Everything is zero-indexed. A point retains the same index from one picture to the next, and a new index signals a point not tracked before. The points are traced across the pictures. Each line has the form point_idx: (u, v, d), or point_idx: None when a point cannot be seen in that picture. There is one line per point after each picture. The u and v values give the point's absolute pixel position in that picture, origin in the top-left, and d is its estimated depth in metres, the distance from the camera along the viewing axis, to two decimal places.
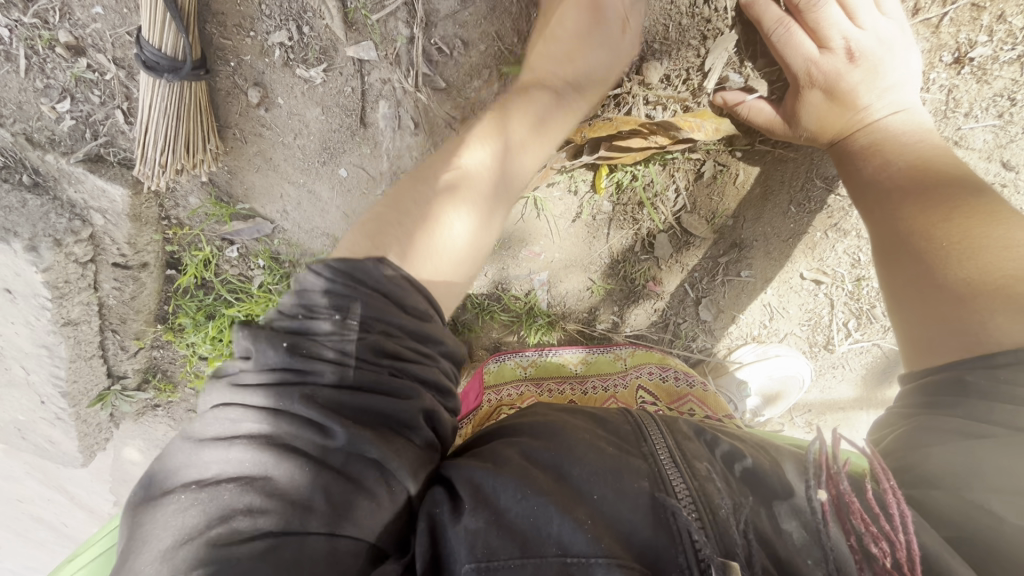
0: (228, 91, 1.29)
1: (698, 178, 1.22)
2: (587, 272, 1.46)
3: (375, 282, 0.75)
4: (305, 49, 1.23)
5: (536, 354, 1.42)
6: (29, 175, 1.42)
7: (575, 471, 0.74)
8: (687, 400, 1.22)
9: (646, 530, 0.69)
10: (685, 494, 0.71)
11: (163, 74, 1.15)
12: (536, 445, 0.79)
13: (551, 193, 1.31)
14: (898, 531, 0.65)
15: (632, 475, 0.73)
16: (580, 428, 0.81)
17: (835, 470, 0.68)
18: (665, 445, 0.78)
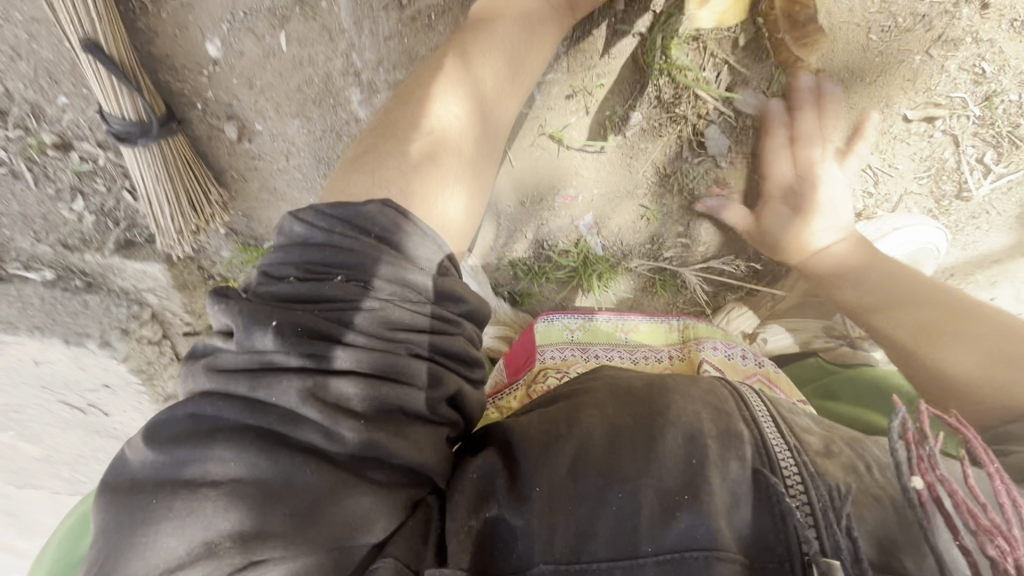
0: (208, 135, 1.22)
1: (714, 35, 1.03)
2: (636, 200, 1.28)
3: (386, 227, 0.64)
4: (260, 65, 1.09)
5: (586, 316, 1.12)
6: (80, 279, 1.48)
7: (666, 433, 0.59)
8: (756, 380, 0.96)
9: (746, 512, 0.54)
10: (796, 482, 0.54)
11: (138, 141, 1.10)
12: (622, 411, 0.63)
13: (566, 123, 1.14)
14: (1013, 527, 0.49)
15: (731, 442, 0.58)
16: (673, 388, 0.65)
17: (927, 451, 0.53)
18: (766, 410, 0.62)
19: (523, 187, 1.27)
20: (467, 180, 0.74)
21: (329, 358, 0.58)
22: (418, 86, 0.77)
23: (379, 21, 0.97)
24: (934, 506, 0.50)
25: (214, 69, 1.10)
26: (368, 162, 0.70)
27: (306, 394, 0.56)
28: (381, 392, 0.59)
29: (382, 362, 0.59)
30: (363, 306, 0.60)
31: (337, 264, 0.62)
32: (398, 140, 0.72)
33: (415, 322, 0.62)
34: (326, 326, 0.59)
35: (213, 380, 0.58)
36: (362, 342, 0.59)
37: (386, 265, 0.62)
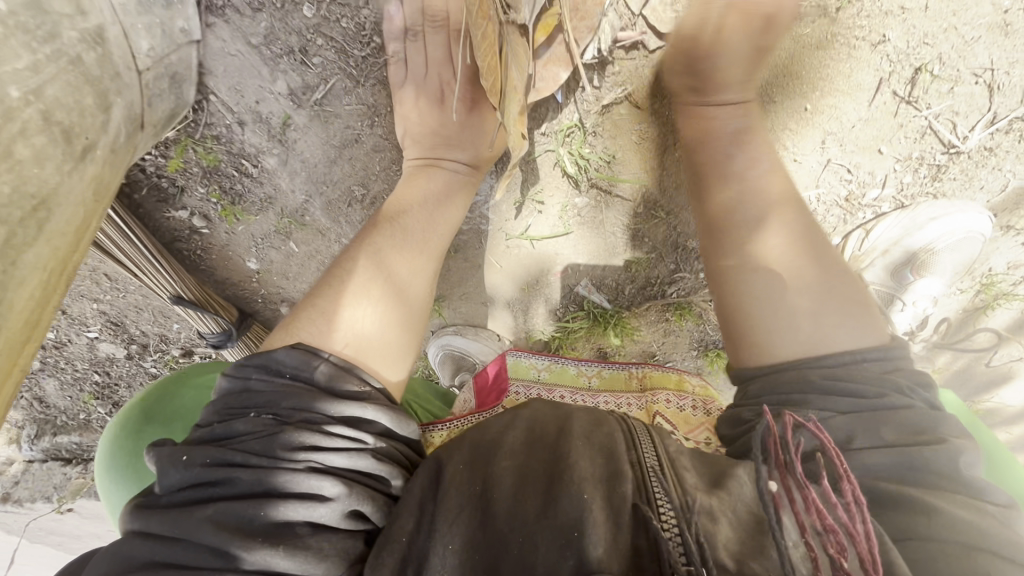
0: (272, 316, 1.55)
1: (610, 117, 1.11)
2: (619, 257, 1.37)
3: (293, 366, 0.74)
4: (287, 264, 1.37)
5: (553, 358, 1.20)
6: None
7: (568, 474, 0.66)
8: (706, 428, 1.00)
9: (627, 538, 0.60)
10: (671, 520, 0.60)
11: (227, 344, 1.46)
12: (536, 458, 0.70)
13: (527, 224, 1.29)
14: (855, 520, 0.57)
15: (618, 481, 0.65)
16: (576, 433, 0.72)
17: (785, 458, 0.63)
18: (656, 453, 0.70)
19: (518, 276, 1.43)
20: (382, 314, 0.84)
21: (232, 483, 0.65)
22: (328, 287, 0.85)
23: (349, 212, 1.18)
24: (786, 506, 0.59)
25: (259, 275, 1.42)
26: (307, 308, 0.82)
27: (211, 524, 0.62)
28: (279, 513, 0.64)
29: (282, 482, 0.65)
30: (262, 434, 0.68)
31: (248, 404, 0.71)
32: (335, 292, 0.84)
33: (313, 441, 0.68)
34: (228, 456, 0.66)
35: (139, 511, 0.66)
36: (263, 467, 0.66)
37: (287, 395, 0.71)
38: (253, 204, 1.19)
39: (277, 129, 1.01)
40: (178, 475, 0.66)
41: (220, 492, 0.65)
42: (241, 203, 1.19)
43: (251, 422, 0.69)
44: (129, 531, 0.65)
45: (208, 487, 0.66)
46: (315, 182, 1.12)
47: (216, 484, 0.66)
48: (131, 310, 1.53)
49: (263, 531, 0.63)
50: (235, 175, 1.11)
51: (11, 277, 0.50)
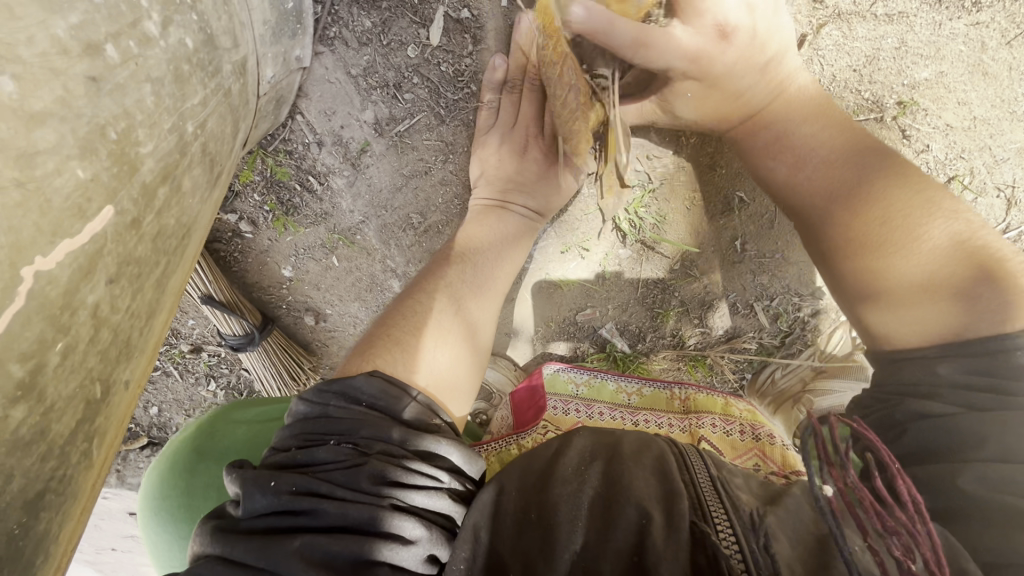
0: (294, 323, 1.54)
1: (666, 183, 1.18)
2: (648, 306, 1.42)
3: (370, 395, 0.76)
4: (322, 275, 1.38)
5: (592, 373, 1.32)
6: None
7: (626, 498, 0.70)
8: (748, 452, 1.07)
9: (684, 555, 0.63)
10: (730, 537, 0.64)
11: (246, 347, 1.44)
12: (590, 481, 0.73)
13: (566, 267, 1.33)
14: (914, 520, 0.64)
15: (673, 501, 0.69)
16: (628, 458, 0.76)
17: (837, 458, 0.72)
18: (707, 473, 0.75)
19: (546, 314, 1.47)
20: (454, 348, 0.88)
21: (315, 513, 0.67)
22: (399, 323, 0.88)
23: (401, 237, 1.21)
24: (848, 513, 0.65)
25: (291, 282, 1.42)
26: (381, 333, 0.87)
27: (299, 557, 0.62)
28: (362, 548, 0.65)
29: (368, 515, 0.67)
30: (346, 464, 0.70)
31: (328, 431, 0.73)
32: (411, 323, 0.88)
33: (396, 476, 0.70)
34: (314, 486, 0.68)
35: (221, 536, 0.67)
36: (348, 498, 0.67)
37: (366, 424, 0.73)
38: (306, 218, 1.19)
39: (354, 153, 1.03)
40: (263, 499, 0.67)
41: (304, 523, 0.66)
42: (295, 215, 1.18)
43: (333, 451, 0.71)
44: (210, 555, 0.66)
45: (293, 515, 0.67)
46: (376, 207, 1.14)
47: (301, 513, 0.67)
48: None
49: (347, 568, 0.63)
50: (298, 189, 1.12)
51: (161, 302, 0.52)
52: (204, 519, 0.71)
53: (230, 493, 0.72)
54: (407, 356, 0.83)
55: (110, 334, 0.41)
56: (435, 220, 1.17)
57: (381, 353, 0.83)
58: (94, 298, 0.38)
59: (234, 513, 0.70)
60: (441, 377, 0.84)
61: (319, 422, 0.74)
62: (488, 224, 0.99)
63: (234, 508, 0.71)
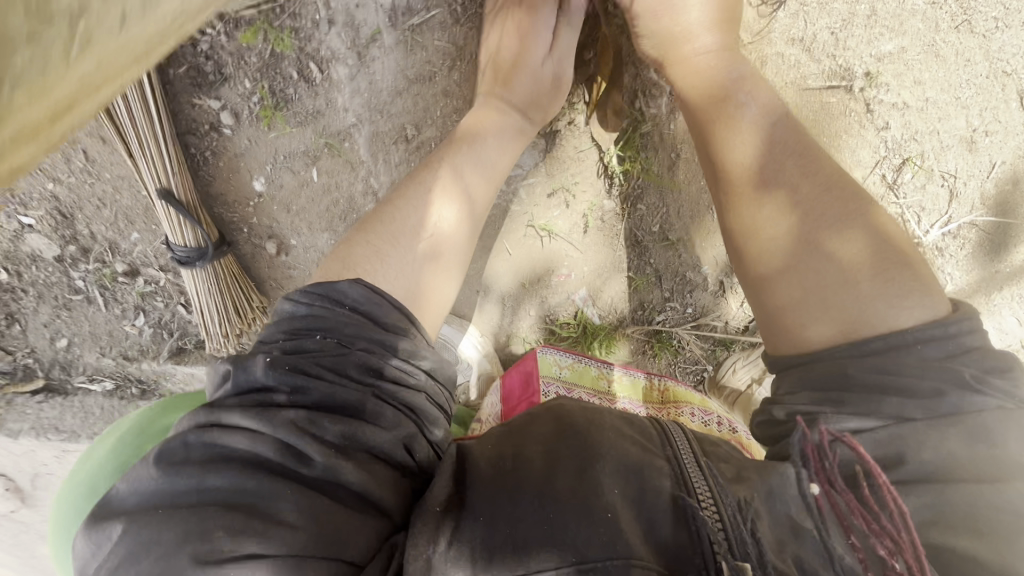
0: (252, 252, 1.45)
1: (655, 136, 1.19)
2: (623, 272, 1.44)
3: (354, 299, 0.86)
4: (295, 193, 1.31)
5: (576, 357, 1.34)
6: (136, 386, 1.64)
7: (604, 471, 0.71)
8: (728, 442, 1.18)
9: (665, 529, 0.67)
10: (708, 505, 0.67)
11: (195, 262, 1.31)
12: (562, 449, 0.74)
13: (551, 214, 1.33)
14: (901, 530, 0.63)
15: (654, 475, 0.71)
16: (601, 425, 0.77)
17: (828, 464, 0.70)
18: (689, 449, 0.76)
19: (520, 272, 1.45)
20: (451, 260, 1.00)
21: (304, 393, 0.77)
22: (381, 235, 0.97)
23: (390, 152, 1.19)
24: (830, 514, 0.66)
25: (259, 200, 1.34)
26: (366, 254, 0.95)
27: (293, 426, 0.73)
28: (350, 428, 0.75)
29: (352, 402, 0.78)
30: (335, 351, 0.80)
31: (315, 327, 0.83)
32: (390, 239, 0.96)
33: (382, 369, 0.82)
34: (307, 368, 0.78)
35: (211, 407, 0.77)
36: (338, 382, 0.78)
37: (351, 323, 0.84)
38: (296, 115, 1.15)
39: (363, 39, 1.04)
40: (257, 375, 0.78)
41: (295, 399, 0.76)
42: (286, 110, 1.15)
43: (319, 342, 0.82)
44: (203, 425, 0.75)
45: (280, 400, 0.76)
46: (372, 110, 1.13)
47: (293, 390, 0.77)
48: (89, 204, 1.36)
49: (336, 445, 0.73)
50: (294, 77, 1.09)
51: None
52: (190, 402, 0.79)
53: (221, 375, 0.82)
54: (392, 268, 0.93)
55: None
56: (431, 133, 1.16)
57: (363, 263, 0.92)
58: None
59: (223, 396, 0.79)
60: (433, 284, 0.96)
61: (303, 323, 0.84)
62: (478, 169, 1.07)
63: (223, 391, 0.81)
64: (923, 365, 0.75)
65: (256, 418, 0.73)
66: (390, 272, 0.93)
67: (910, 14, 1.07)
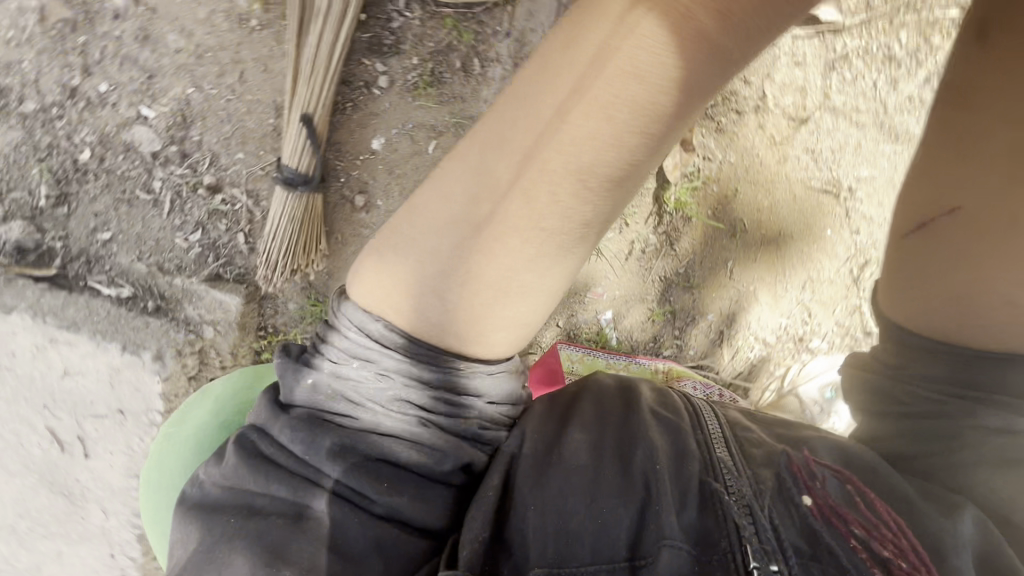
0: (336, 202, 1.60)
1: (703, 192, 1.55)
2: (646, 303, 1.69)
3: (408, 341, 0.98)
4: (405, 159, 1.54)
5: (585, 351, 1.65)
6: (153, 301, 1.58)
7: (646, 459, 1.02)
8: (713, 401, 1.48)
9: (693, 514, 0.98)
10: (732, 487, 0.99)
11: (298, 186, 1.45)
12: (609, 437, 1.06)
13: (606, 235, 1.60)
14: (893, 531, 0.95)
15: (688, 464, 1.02)
16: (642, 420, 1.07)
17: (816, 484, 1.00)
18: (717, 438, 1.06)
19: None
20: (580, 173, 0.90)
21: (381, 411, 0.97)
22: (519, 121, 0.91)
23: None
24: (823, 517, 0.97)
25: (370, 156, 1.54)
26: (494, 141, 0.93)
27: (377, 435, 0.97)
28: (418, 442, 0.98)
29: (415, 421, 0.98)
30: (397, 388, 0.97)
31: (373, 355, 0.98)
32: (503, 147, 0.91)
33: (437, 405, 0.98)
34: (374, 395, 0.97)
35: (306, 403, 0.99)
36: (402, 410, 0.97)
37: (410, 366, 0.98)
38: (443, 95, 1.44)
39: (522, 55, 1.38)
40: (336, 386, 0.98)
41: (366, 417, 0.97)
42: (437, 88, 1.44)
43: (381, 378, 0.97)
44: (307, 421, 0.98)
45: (360, 412, 0.97)
46: None
47: (366, 409, 0.97)
48: (215, 116, 1.51)
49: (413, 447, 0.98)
50: (456, 66, 1.41)
51: None
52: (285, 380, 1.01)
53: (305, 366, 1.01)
54: (497, 198, 0.92)
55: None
56: None
57: (483, 170, 0.93)
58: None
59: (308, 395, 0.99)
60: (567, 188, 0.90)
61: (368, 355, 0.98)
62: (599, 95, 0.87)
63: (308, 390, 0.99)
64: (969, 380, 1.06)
65: (347, 421, 0.97)
66: (509, 204, 0.92)
67: (881, 155, 1.55)
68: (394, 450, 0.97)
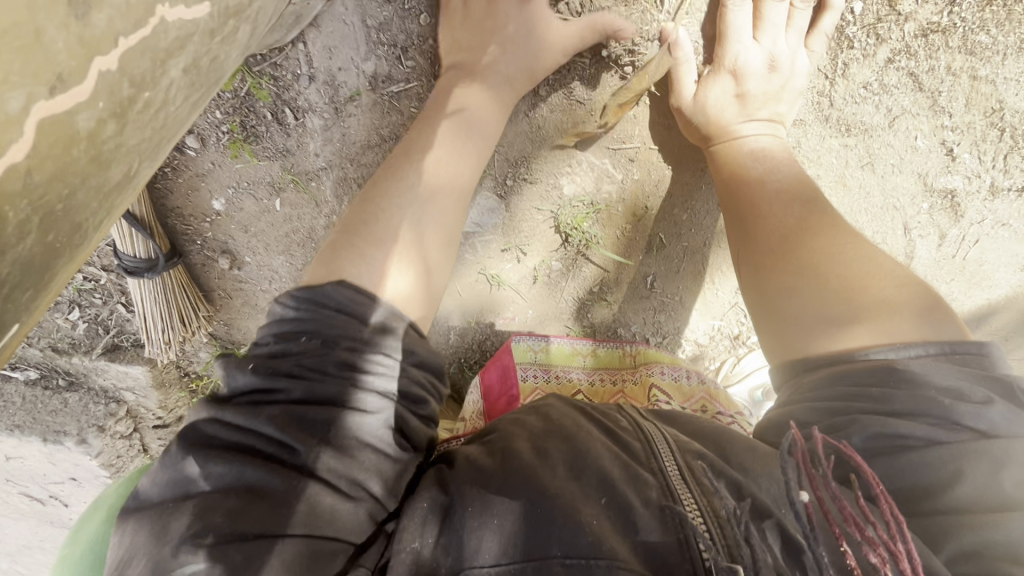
0: (203, 263, 1.45)
1: (606, 211, 1.29)
2: (562, 322, 1.53)
3: (339, 300, 0.81)
4: (255, 216, 1.33)
5: (547, 340, 1.49)
6: (62, 378, 1.60)
7: (588, 474, 0.75)
8: (698, 399, 1.42)
9: (654, 536, 0.69)
10: (695, 509, 0.70)
11: (144, 274, 1.30)
12: (553, 446, 0.79)
13: (503, 266, 1.40)
14: (897, 538, 0.57)
15: (642, 485, 0.74)
16: (593, 435, 0.82)
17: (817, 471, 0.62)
18: (675, 460, 0.78)
19: (467, 309, 1.49)
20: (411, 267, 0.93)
21: (287, 389, 0.74)
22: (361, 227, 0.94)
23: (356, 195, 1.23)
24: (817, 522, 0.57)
25: (217, 217, 1.34)
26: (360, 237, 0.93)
27: (277, 421, 0.72)
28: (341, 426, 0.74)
29: (342, 391, 0.75)
30: (319, 352, 0.77)
31: (301, 329, 0.79)
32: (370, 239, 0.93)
33: (365, 365, 0.78)
34: (289, 370, 0.76)
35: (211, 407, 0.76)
36: (321, 383, 0.75)
37: (338, 324, 0.79)
38: (266, 150, 1.17)
39: (342, 98, 1.09)
40: (246, 377, 0.76)
41: (276, 399, 0.74)
42: (255, 144, 1.16)
43: (304, 344, 0.78)
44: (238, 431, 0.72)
45: (261, 388, 0.75)
46: (342, 157, 1.17)
47: (278, 392, 0.75)
48: None
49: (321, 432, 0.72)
50: (268, 118, 1.12)
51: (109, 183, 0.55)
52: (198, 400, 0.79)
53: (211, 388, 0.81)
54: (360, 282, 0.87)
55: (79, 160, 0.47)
56: None
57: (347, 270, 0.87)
58: (84, 123, 0.46)
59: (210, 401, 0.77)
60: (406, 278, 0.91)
61: (288, 334, 0.80)
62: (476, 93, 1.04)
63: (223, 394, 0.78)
64: (905, 387, 0.74)
65: (245, 409, 0.73)
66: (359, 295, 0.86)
67: (827, 151, 1.14)
68: (290, 446, 0.71)
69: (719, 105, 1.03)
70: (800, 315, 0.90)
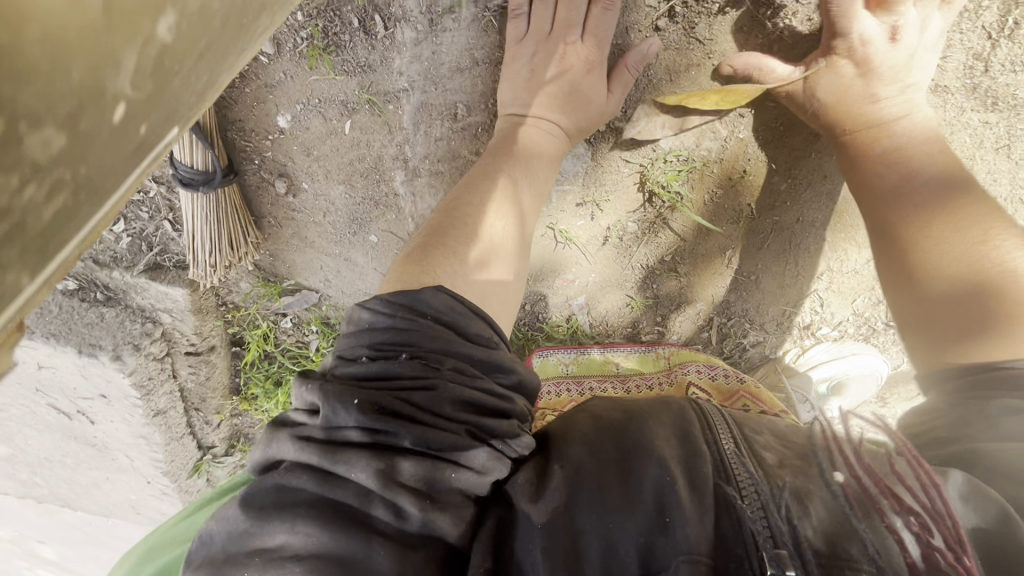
0: (257, 186, 1.37)
1: (697, 170, 1.19)
2: (624, 289, 1.45)
3: (436, 309, 0.83)
4: (320, 140, 1.24)
5: (580, 351, 1.45)
6: (101, 292, 1.55)
7: (644, 462, 0.64)
8: (739, 397, 1.24)
9: (699, 523, 0.58)
10: (751, 492, 0.59)
11: (199, 187, 1.21)
12: (608, 446, 0.68)
13: (574, 222, 1.31)
14: (938, 503, 0.55)
15: (693, 465, 0.63)
16: (646, 415, 0.70)
17: (854, 447, 0.61)
18: (730, 437, 0.66)
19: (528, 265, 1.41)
20: (512, 215, 0.99)
21: (395, 436, 0.71)
22: (474, 190, 0.99)
23: (434, 125, 1.14)
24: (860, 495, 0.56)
25: (280, 136, 1.25)
26: (468, 199, 0.98)
27: (381, 468, 0.68)
28: (448, 476, 0.71)
29: (450, 442, 0.72)
30: (423, 371, 0.77)
31: (398, 342, 0.80)
32: (477, 199, 0.98)
33: (468, 396, 0.76)
34: (396, 409, 0.73)
35: (297, 442, 0.73)
36: (428, 425, 0.73)
37: (435, 339, 0.80)
38: (345, 63, 1.08)
39: (439, 9, 1.00)
40: (343, 415, 0.71)
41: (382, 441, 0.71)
42: (335, 55, 1.07)
43: (405, 367, 0.77)
44: (293, 462, 0.72)
45: (353, 428, 0.72)
46: (428, 80, 1.07)
47: (385, 433, 0.71)
48: None
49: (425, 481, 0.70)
50: (354, 25, 1.04)
51: None
52: (275, 427, 0.77)
53: (275, 420, 0.78)
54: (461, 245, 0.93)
55: (155, 77, 0.40)
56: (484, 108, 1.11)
57: (451, 240, 0.93)
58: None
59: (285, 433, 0.74)
60: (500, 240, 0.97)
61: (383, 350, 0.80)
62: (591, 79, 1.02)
63: (302, 423, 0.75)
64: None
65: (334, 458, 0.70)
66: (461, 262, 0.91)
67: (962, 126, 1.04)
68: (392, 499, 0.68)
69: (888, 67, 0.94)
70: (936, 293, 0.87)
